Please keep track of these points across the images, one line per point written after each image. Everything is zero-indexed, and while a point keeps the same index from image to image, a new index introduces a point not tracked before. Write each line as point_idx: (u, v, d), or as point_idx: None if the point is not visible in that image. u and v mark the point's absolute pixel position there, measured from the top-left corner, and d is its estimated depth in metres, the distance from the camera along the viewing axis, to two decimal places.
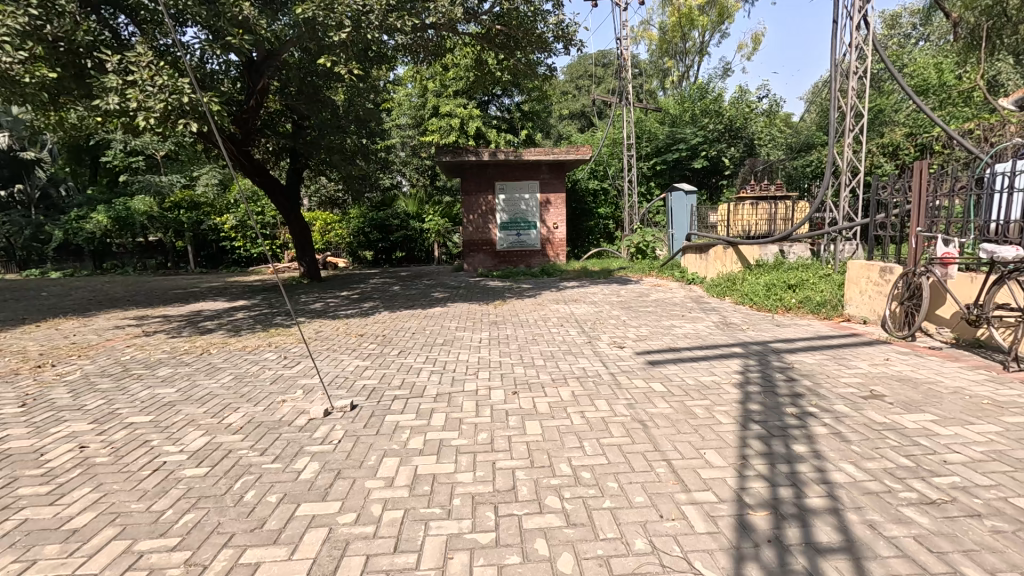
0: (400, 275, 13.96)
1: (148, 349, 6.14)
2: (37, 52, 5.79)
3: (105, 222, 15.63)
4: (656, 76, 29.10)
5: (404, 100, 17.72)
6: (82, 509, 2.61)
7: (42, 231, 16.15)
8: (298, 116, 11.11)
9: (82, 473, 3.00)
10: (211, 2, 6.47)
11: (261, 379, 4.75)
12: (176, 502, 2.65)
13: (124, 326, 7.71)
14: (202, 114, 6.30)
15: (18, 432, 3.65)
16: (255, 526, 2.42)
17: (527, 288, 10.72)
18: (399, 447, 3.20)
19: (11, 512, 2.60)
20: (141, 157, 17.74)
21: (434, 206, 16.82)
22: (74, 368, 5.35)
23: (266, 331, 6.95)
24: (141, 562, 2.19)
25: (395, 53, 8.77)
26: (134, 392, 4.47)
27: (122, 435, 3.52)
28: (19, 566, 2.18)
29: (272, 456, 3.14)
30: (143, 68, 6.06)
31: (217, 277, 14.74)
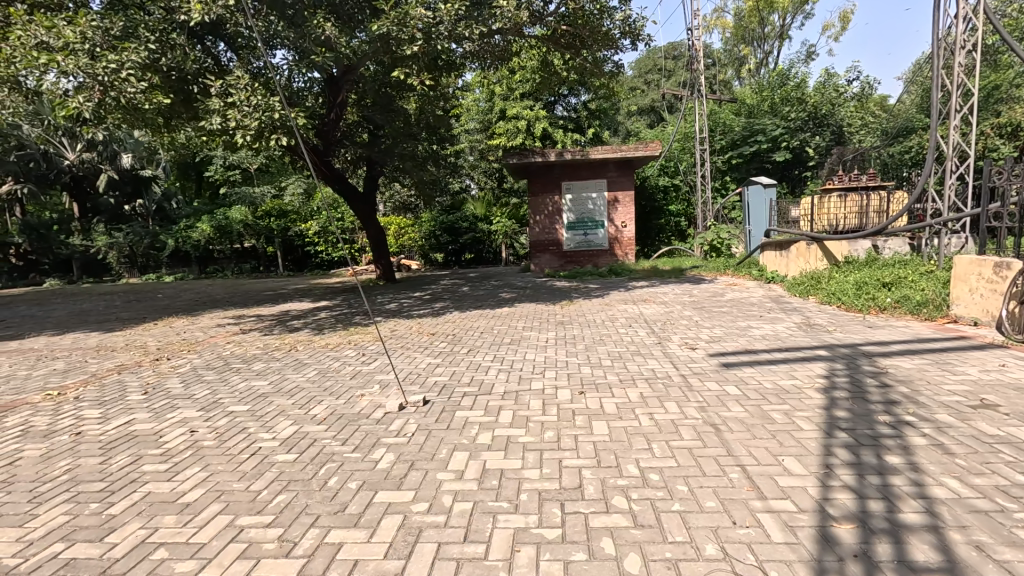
0: (469, 276, 14.33)
1: (244, 345, 6.75)
2: (155, 82, 6.50)
3: (209, 231, 17.53)
4: (731, 66, 27.75)
5: (472, 105, 18.14)
6: (193, 486, 2.94)
7: (158, 240, 18.17)
8: (374, 126, 11.69)
9: (193, 454, 3.38)
10: (299, 25, 6.99)
11: (342, 374, 5.08)
12: (270, 484, 2.92)
13: (225, 325, 8.54)
14: (290, 129, 6.83)
15: (142, 416, 4.17)
16: (338, 510, 2.61)
17: (595, 288, 10.63)
18: (468, 442, 3.32)
19: (136, 486, 2.98)
20: (237, 171, 20.13)
21: (502, 208, 17.13)
22: (185, 361, 6.02)
23: (346, 330, 7.41)
24: (242, 535, 2.44)
25: (464, 60, 9.02)
26: (233, 384, 4.95)
27: (224, 422, 3.92)
28: (145, 532, 2.51)
29: (352, 446, 3.37)
30: (240, 90, 6.67)
31: (303, 279, 15.90)
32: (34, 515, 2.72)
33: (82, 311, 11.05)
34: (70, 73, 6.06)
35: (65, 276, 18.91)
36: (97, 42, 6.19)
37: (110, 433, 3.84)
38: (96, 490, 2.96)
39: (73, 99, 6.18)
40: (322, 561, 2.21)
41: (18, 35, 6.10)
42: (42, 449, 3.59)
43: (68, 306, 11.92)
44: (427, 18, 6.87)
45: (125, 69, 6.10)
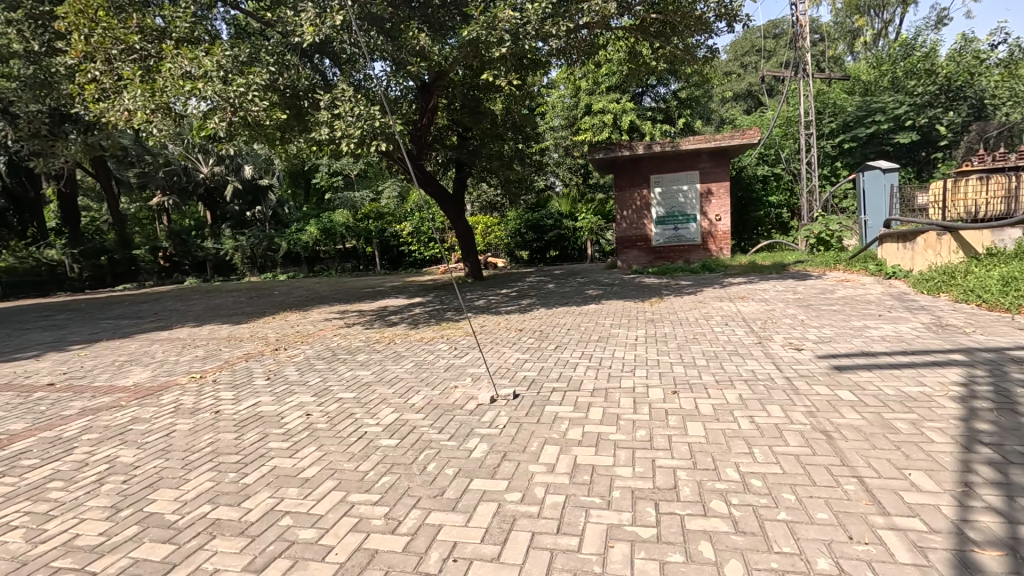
0: (554, 273, 14.38)
1: (348, 338, 7.31)
2: (275, 100, 7.20)
3: (316, 234, 19.18)
4: (843, 40, 25.20)
5: (557, 102, 18.16)
6: (311, 463, 3.26)
7: (273, 243, 20.21)
8: (463, 128, 12.07)
9: (309, 435, 3.75)
10: (396, 36, 7.36)
11: (436, 367, 5.34)
12: (376, 466, 3.16)
13: (332, 319, 9.32)
14: (389, 135, 7.25)
15: (267, 399, 4.70)
16: (436, 494, 2.76)
17: (686, 285, 10.20)
18: (559, 437, 3.35)
19: (264, 461, 3.37)
20: (340, 177, 21.84)
21: (587, 204, 17.01)
22: (299, 351, 6.66)
23: (439, 325, 7.77)
24: (353, 510, 2.67)
25: (550, 58, 9.00)
26: (341, 373, 5.41)
27: (334, 407, 4.30)
28: (273, 501, 2.83)
29: (448, 435, 3.54)
30: (346, 102, 7.21)
31: (397, 277, 16.86)
32: (187, 480, 3.17)
33: (215, 306, 12.60)
34: (207, 98, 6.90)
35: (200, 275, 21.58)
36: (228, 69, 6.98)
37: (242, 413, 4.36)
38: (233, 462, 3.39)
39: (210, 119, 6.95)
40: (424, 540, 2.36)
41: (169, 67, 7.03)
42: (191, 424, 4.18)
43: (204, 302, 13.64)
44: (514, 19, 7.00)
45: (250, 90, 6.83)
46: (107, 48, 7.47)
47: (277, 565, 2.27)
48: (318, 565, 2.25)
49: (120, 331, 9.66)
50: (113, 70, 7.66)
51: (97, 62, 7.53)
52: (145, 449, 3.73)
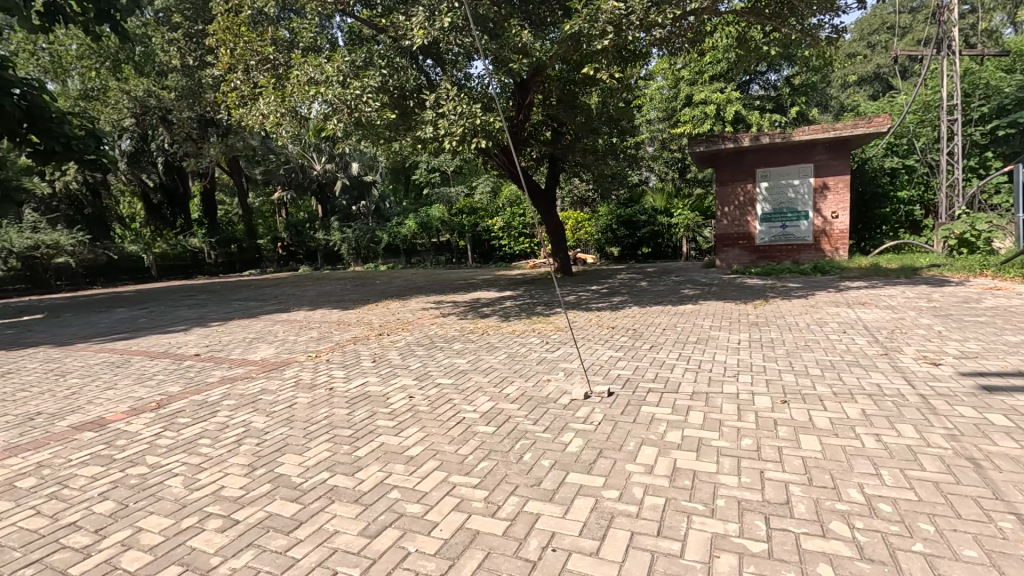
0: (646, 271, 13.95)
1: (444, 327, 7.65)
2: (386, 101, 7.65)
3: (414, 228, 20.23)
4: (1002, 9, 21.69)
5: (655, 94, 17.56)
6: (415, 442, 3.48)
7: (376, 236, 21.61)
8: (557, 123, 12.05)
9: (412, 416, 3.99)
10: (500, 34, 7.51)
11: (529, 359, 5.43)
12: (475, 451, 3.29)
13: (428, 308, 9.80)
14: (489, 132, 7.43)
15: (374, 379, 5.08)
16: (534, 483, 2.82)
17: (795, 287, 9.42)
18: (657, 438, 3.27)
19: (374, 436, 3.65)
20: (437, 173, 22.82)
21: (684, 200, 16.34)
22: (401, 337, 7.10)
23: (530, 318, 7.88)
24: (455, 491, 2.81)
25: (652, 48, 8.68)
26: (438, 360, 5.69)
27: (434, 391, 4.54)
28: (382, 474, 3.05)
29: (543, 427, 3.59)
30: (450, 101, 7.50)
31: (488, 271, 17.32)
32: (309, 447, 3.52)
33: (326, 292, 13.77)
34: (327, 101, 7.53)
35: (312, 263, 23.64)
36: (346, 73, 7.58)
37: (353, 391, 4.75)
38: (346, 435, 3.69)
39: (330, 121, 7.58)
40: (523, 527, 2.42)
41: (297, 75, 7.79)
42: (310, 397, 4.62)
43: (316, 289, 14.96)
44: (617, 10, 6.81)
45: (365, 92, 7.36)
46: (246, 59, 8.44)
47: (388, 534, 2.44)
48: (425, 538, 2.39)
49: (248, 311, 10.90)
50: (251, 79, 8.66)
51: (238, 73, 8.56)
52: (272, 417, 4.19)
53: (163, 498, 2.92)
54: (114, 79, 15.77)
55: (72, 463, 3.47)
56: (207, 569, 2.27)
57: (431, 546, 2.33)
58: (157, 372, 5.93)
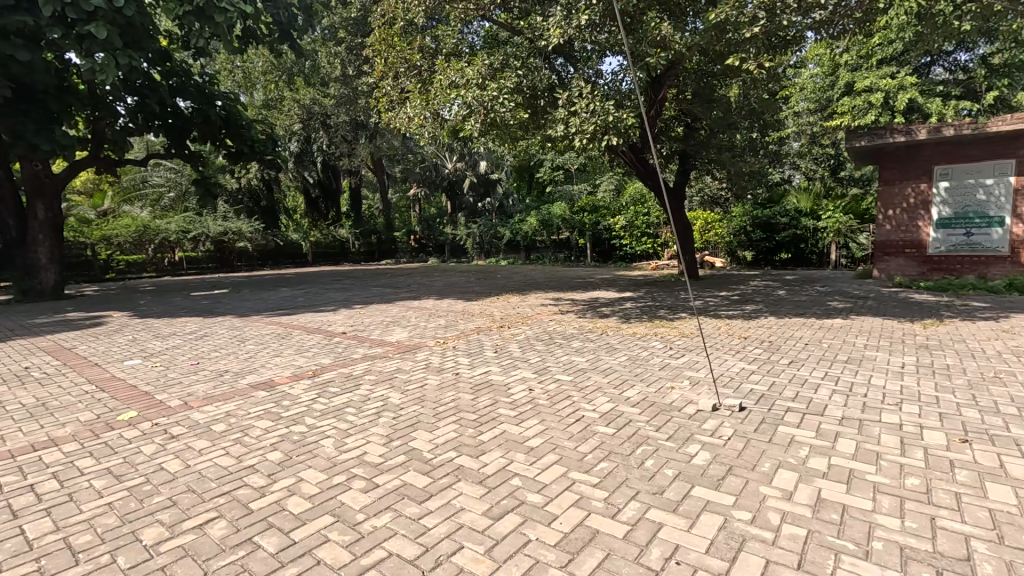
0: (786, 279, 12.66)
1: (563, 324, 7.70)
2: (519, 101, 7.86)
3: (536, 225, 20.60)
4: None
5: (807, 83, 15.92)
6: (535, 434, 3.56)
7: (499, 232, 22.38)
8: (691, 119, 11.41)
9: (532, 408, 4.09)
10: (640, 29, 7.31)
11: (651, 364, 5.26)
12: (595, 450, 3.28)
13: (547, 304, 9.93)
14: (621, 130, 7.27)
15: (496, 369, 5.30)
16: (656, 491, 2.74)
17: (980, 307, 7.89)
18: (796, 462, 2.98)
19: (495, 423, 3.80)
20: (562, 171, 22.97)
21: (835, 201, 14.49)
22: (521, 331, 7.30)
23: (652, 322, 7.61)
24: (574, 487, 2.82)
25: (808, 32, 7.80)
26: (557, 356, 5.75)
27: (553, 386, 4.61)
28: (503, 461, 3.18)
29: (666, 435, 3.46)
30: (583, 99, 7.48)
31: (607, 270, 17.04)
32: (437, 426, 3.79)
33: (451, 284, 14.62)
34: (466, 103, 7.95)
35: (440, 256, 25.19)
36: (485, 75, 7.95)
37: (477, 378, 5.01)
38: (471, 419, 3.91)
39: (467, 121, 8.01)
40: (644, 534, 2.36)
41: (440, 79, 8.36)
42: (438, 380, 4.97)
43: (443, 280, 15.93)
44: None
45: (501, 94, 7.66)
46: (397, 67, 9.29)
47: (510, 518, 2.54)
48: (545, 528, 2.44)
49: (385, 297, 11.97)
50: (399, 85, 9.45)
51: (389, 80, 9.43)
52: (406, 395, 4.58)
53: (318, 455, 3.35)
54: (288, 90, 18.26)
55: (250, 415, 4.12)
56: (353, 522, 2.55)
57: (551, 537, 2.38)
58: (313, 344, 6.79)
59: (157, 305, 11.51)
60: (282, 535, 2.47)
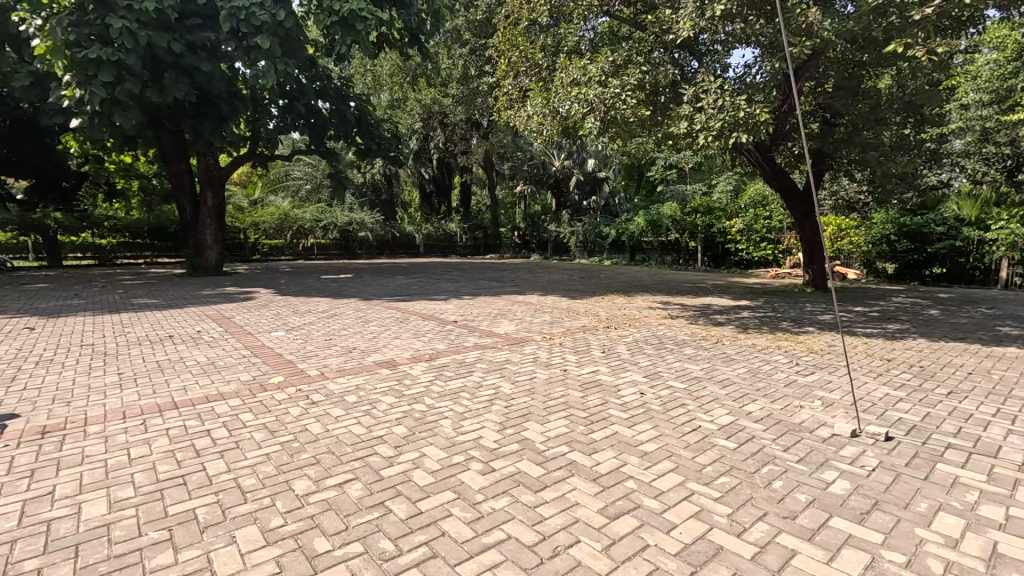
0: (939, 297, 11.01)
1: (673, 329, 7.41)
2: (641, 98, 7.67)
3: (643, 225, 19.95)
4: None
5: (980, 71, 13.87)
6: (649, 439, 3.47)
7: (604, 231, 22.02)
8: (831, 114, 10.32)
9: (644, 412, 3.99)
10: (781, 17, 6.74)
11: (774, 378, 4.88)
12: (714, 462, 3.12)
13: (655, 308, 9.61)
14: (753, 127, 6.79)
15: (604, 369, 5.25)
16: (788, 515, 2.54)
17: None
18: (962, 508, 2.59)
19: (607, 423, 3.77)
20: (675, 170, 22.06)
21: (1010, 209, 12.28)
22: (628, 333, 7.15)
23: (774, 334, 7.05)
24: (693, 499, 2.71)
25: (993, 9, 6.66)
26: (669, 362, 5.54)
27: (666, 392, 4.46)
28: (616, 463, 3.13)
29: (797, 457, 3.18)
30: (711, 95, 7.09)
31: (719, 276, 16.07)
32: (548, 419, 3.85)
33: (555, 280, 14.71)
34: (587, 101, 7.93)
35: (543, 253, 25.34)
36: (607, 72, 7.91)
37: (585, 376, 5.00)
38: (582, 416, 3.91)
39: (586, 120, 8.02)
40: (775, 559, 2.21)
41: (562, 77, 8.48)
42: (547, 374, 5.05)
43: (547, 276, 16.07)
44: None
45: (623, 91, 7.55)
46: (518, 66, 9.67)
47: (626, 520, 2.51)
48: (664, 535, 2.38)
49: (491, 290, 12.35)
50: (519, 84, 9.95)
51: (510, 79, 9.90)
52: (517, 385, 4.70)
53: (438, 434, 3.56)
54: (411, 91, 19.52)
55: (377, 390, 4.50)
56: (473, 501, 2.68)
57: (672, 546, 2.31)
58: (428, 330, 7.23)
59: (294, 285, 12.95)
60: (410, 503, 2.67)
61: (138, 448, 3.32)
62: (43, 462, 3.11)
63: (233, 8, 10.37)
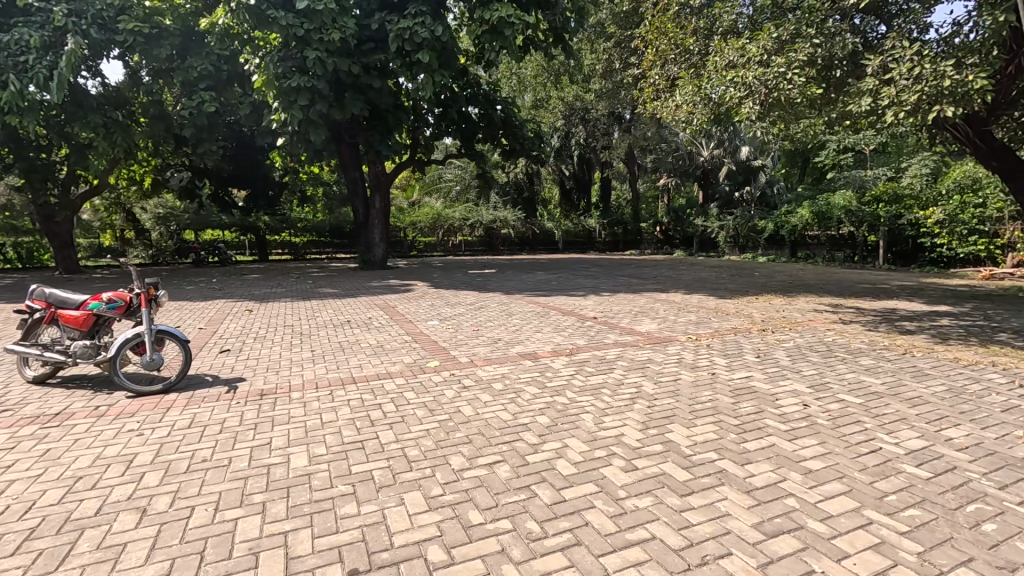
0: None
1: (846, 336, 6.50)
2: (811, 75, 6.93)
3: (808, 217, 17.75)
4: None
5: None
6: (814, 455, 3.13)
7: (759, 225, 20.11)
8: None
9: (808, 425, 3.59)
10: None
11: (985, 401, 4.02)
12: (899, 491, 2.70)
13: (822, 311, 8.53)
14: (963, 97, 5.63)
15: (759, 375, 4.82)
16: (1004, 566, 2.10)
17: None
18: None
19: (763, 434, 3.47)
20: (850, 154, 19.25)
21: None
22: (789, 337, 6.46)
23: (987, 347, 5.79)
24: (871, 529, 2.38)
25: None
26: (839, 372, 4.89)
27: (836, 406, 3.95)
28: (774, 477, 2.88)
29: (1019, 499, 2.60)
30: (904, 63, 6.05)
31: (907, 276, 13.64)
32: (695, 423, 3.68)
33: (701, 278, 13.85)
34: (747, 84, 7.33)
35: (688, 248, 23.95)
36: (771, 50, 7.21)
37: (736, 381, 4.65)
38: (732, 423, 3.67)
39: (744, 105, 7.41)
40: None
41: (716, 61, 7.99)
42: (693, 377, 4.81)
43: (692, 274, 15.20)
44: None
45: (790, 69, 6.83)
46: (667, 55, 9.31)
47: (787, 540, 2.31)
48: (832, 563, 2.15)
49: (632, 287, 12.08)
50: (667, 73, 9.58)
51: (657, 68, 9.59)
52: (660, 385, 4.57)
53: (580, 427, 3.63)
54: (554, 89, 19.91)
55: (521, 379, 4.74)
56: (616, 497, 2.69)
57: None
58: (568, 325, 7.35)
59: (445, 279, 14.07)
60: (554, 490, 2.78)
61: (327, 414, 3.95)
62: (262, 418, 3.87)
63: (399, 30, 11.64)
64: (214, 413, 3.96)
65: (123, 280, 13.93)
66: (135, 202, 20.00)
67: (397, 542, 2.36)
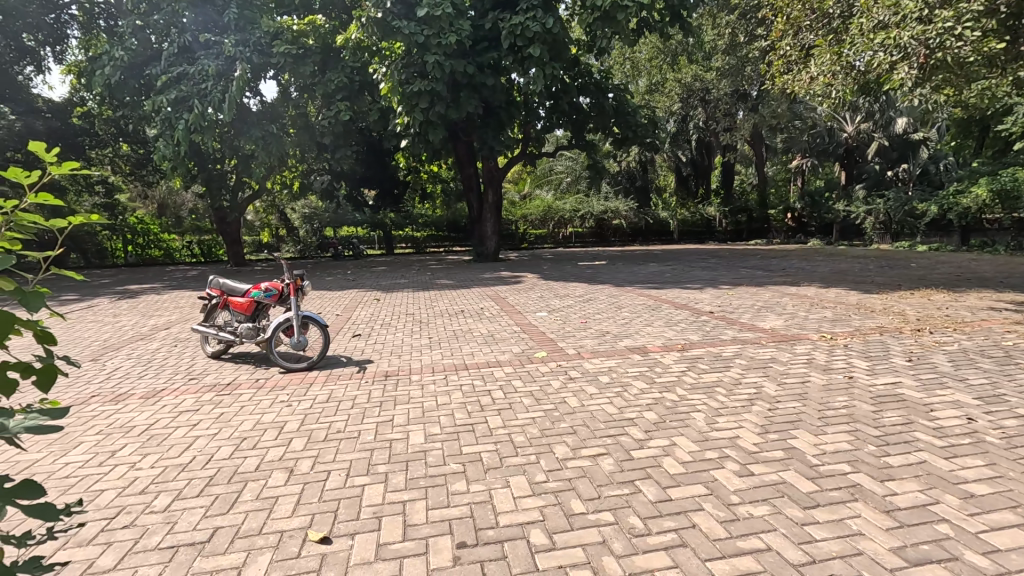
0: None
1: None
2: (989, 27, 5.98)
3: (986, 196, 14.71)
4: None
5: None
6: (979, 479, 2.66)
7: (918, 208, 17.40)
8: None
9: (972, 443, 3.06)
10: None
11: None
12: None
13: (1001, 309, 7.13)
14: None
15: (909, 382, 4.19)
16: None
17: None
18: None
19: (911, 449, 3.02)
20: None
21: None
22: (952, 340, 5.49)
23: None
24: None
25: None
26: (1021, 383, 4.06)
27: (1013, 423, 3.31)
28: (924, 499, 2.51)
29: None
30: None
31: None
32: (826, 431, 3.32)
33: (841, 270, 12.34)
34: (901, 47, 6.40)
35: (825, 237, 21.46)
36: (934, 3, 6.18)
37: (879, 388, 4.10)
38: (872, 434, 3.25)
39: (896, 71, 6.54)
40: None
41: (860, 23, 7.06)
42: (824, 380, 4.32)
43: (830, 265, 13.60)
44: None
45: (959, 23, 5.87)
46: (800, 21, 8.37)
47: (935, 572, 2.02)
48: None
49: (755, 280, 11.15)
50: (800, 42, 8.59)
51: (788, 38, 8.64)
52: (784, 387, 4.19)
53: (689, 426, 3.47)
54: (671, 71, 18.99)
55: (629, 373, 4.65)
56: (727, 502, 2.55)
57: None
58: (682, 319, 7.01)
59: (555, 271, 14.18)
60: (660, 488, 2.70)
61: (442, 397, 4.24)
62: (387, 397, 4.26)
63: (511, 27, 11.89)
64: (348, 390, 4.45)
65: (279, 272, 16.13)
66: (286, 204, 22.94)
67: (503, 522, 2.48)
